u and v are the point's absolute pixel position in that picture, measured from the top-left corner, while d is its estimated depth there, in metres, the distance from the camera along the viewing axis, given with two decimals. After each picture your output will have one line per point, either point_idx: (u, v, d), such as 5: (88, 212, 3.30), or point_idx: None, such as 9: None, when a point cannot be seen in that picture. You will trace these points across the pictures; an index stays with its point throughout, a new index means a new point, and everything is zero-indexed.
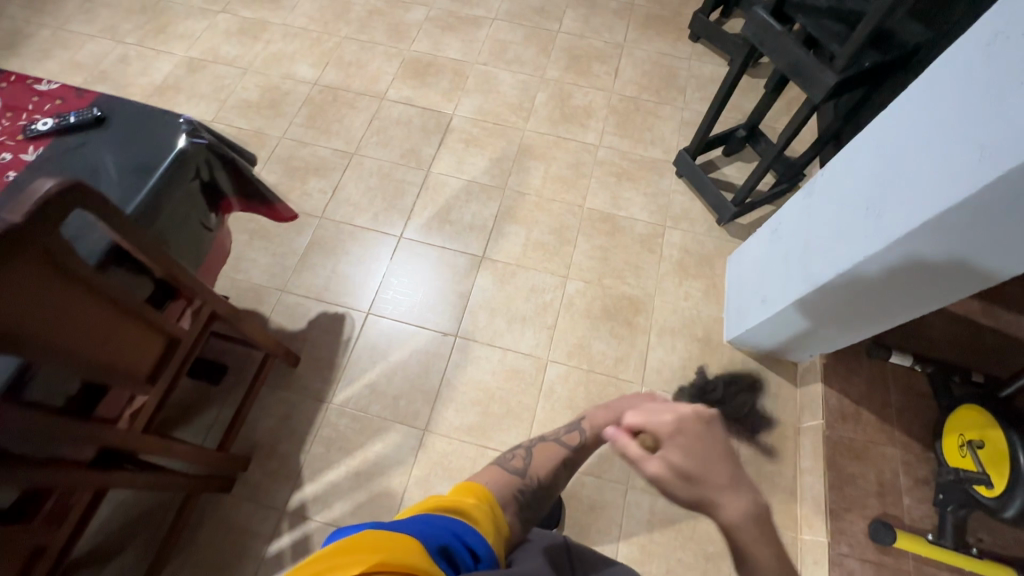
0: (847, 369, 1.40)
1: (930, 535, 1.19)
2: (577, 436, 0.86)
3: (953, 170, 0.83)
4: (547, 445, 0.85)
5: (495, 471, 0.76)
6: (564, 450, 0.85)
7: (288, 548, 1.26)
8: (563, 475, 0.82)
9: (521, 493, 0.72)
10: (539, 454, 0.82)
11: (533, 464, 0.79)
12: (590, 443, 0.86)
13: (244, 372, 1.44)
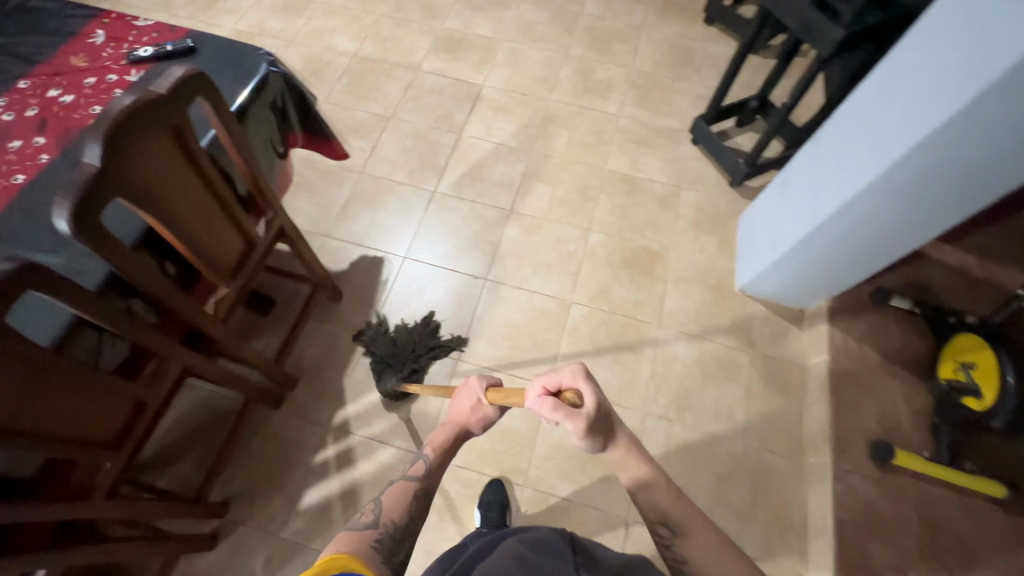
0: (851, 312, 1.51)
1: (925, 454, 1.29)
2: (420, 466, 0.83)
3: (943, 93, 0.95)
4: (391, 490, 0.80)
5: (341, 537, 0.70)
6: (412, 485, 0.81)
7: (332, 458, 1.36)
8: (418, 515, 0.79)
9: (378, 546, 0.70)
10: (387, 499, 0.78)
11: (383, 512, 0.75)
12: (433, 467, 0.82)
13: (292, 305, 1.55)
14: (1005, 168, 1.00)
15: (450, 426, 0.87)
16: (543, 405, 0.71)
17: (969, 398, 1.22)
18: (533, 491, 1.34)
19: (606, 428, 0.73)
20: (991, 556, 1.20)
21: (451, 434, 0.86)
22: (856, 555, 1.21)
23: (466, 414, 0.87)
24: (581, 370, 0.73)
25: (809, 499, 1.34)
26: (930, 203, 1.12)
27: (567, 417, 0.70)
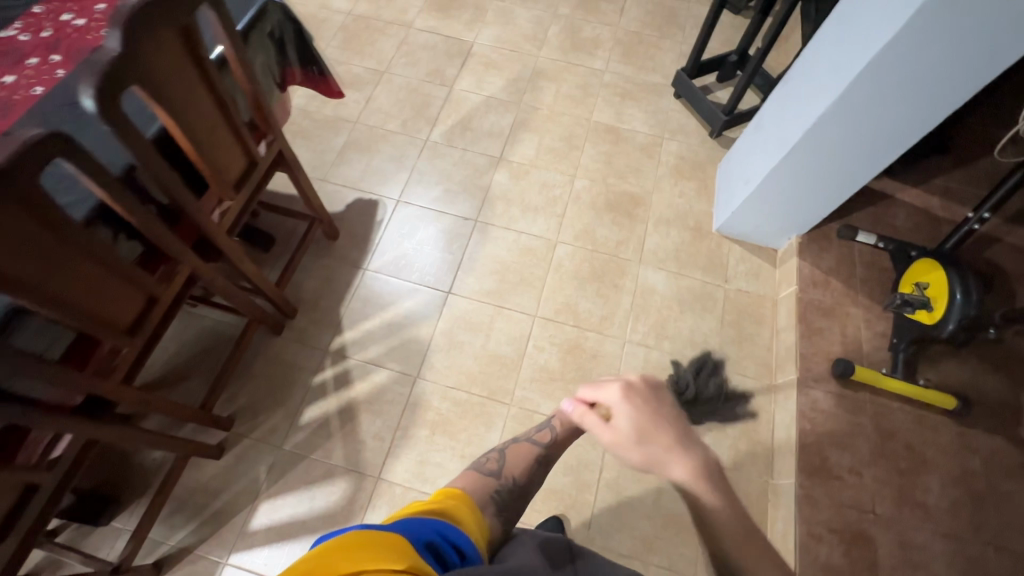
0: (819, 247, 1.60)
1: (882, 370, 1.39)
2: (547, 434, 0.97)
3: (890, 16, 1.03)
4: (517, 447, 0.93)
5: (471, 479, 0.83)
6: (535, 449, 0.94)
7: (330, 379, 1.45)
8: (537, 475, 0.91)
9: (497, 495, 0.81)
10: (513, 453, 0.91)
11: (507, 464, 0.88)
12: (560, 438, 0.97)
13: (291, 242, 1.62)
14: (947, 87, 1.09)
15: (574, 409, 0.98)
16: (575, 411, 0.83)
17: (921, 312, 1.33)
18: (519, 409, 1.43)
19: (641, 448, 0.74)
20: (938, 459, 1.30)
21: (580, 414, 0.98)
22: (815, 459, 1.30)
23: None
24: (620, 393, 0.79)
25: (776, 414, 1.44)
26: (884, 125, 1.21)
27: (594, 425, 0.80)
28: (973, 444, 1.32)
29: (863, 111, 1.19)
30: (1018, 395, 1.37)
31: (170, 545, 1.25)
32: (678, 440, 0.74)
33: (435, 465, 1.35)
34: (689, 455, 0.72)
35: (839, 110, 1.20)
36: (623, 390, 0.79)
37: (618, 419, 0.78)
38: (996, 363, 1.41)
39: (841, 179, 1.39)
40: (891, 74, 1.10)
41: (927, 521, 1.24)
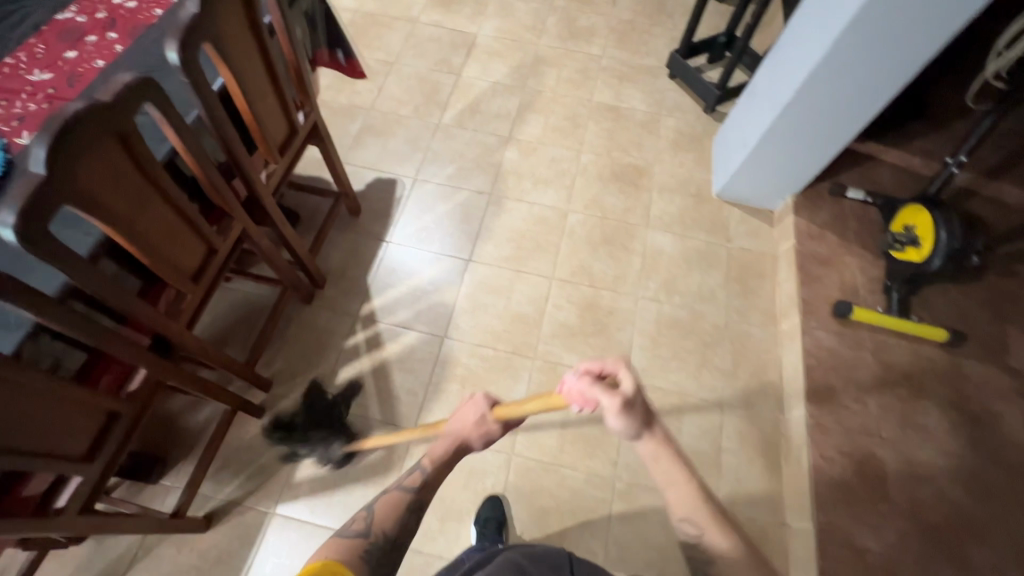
0: (813, 204, 1.71)
1: (878, 309, 1.51)
2: (418, 476, 0.83)
3: None
4: (385, 496, 0.81)
5: (331, 545, 0.71)
6: (406, 496, 0.82)
7: (363, 342, 1.53)
8: (410, 525, 0.80)
9: (365, 556, 0.71)
10: (380, 506, 0.80)
11: (376, 521, 0.77)
12: (432, 478, 0.84)
13: (316, 219, 1.71)
14: (913, 49, 1.22)
15: (451, 437, 0.88)
16: (580, 382, 0.79)
17: (910, 249, 1.44)
18: (543, 362, 1.51)
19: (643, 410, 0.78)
20: (935, 386, 1.41)
21: (452, 444, 0.87)
22: (823, 391, 1.40)
23: (471, 423, 0.88)
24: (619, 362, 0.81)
25: (782, 357, 1.54)
26: (859, 87, 1.34)
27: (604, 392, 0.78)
28: (965, 372, 1.43)
29: (839, 75, 1.32)
30: (1001, 329, 1.50)
31: (219, 499, 1.31)
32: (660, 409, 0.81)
33: None
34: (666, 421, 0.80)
35: (818, 75, 1.33)
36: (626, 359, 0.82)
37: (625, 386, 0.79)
38: (979, 301, 1.54)
39: (824, 141, 1.51)
40: (862, 39, 1.23)
41: (928, 441, 1.34)
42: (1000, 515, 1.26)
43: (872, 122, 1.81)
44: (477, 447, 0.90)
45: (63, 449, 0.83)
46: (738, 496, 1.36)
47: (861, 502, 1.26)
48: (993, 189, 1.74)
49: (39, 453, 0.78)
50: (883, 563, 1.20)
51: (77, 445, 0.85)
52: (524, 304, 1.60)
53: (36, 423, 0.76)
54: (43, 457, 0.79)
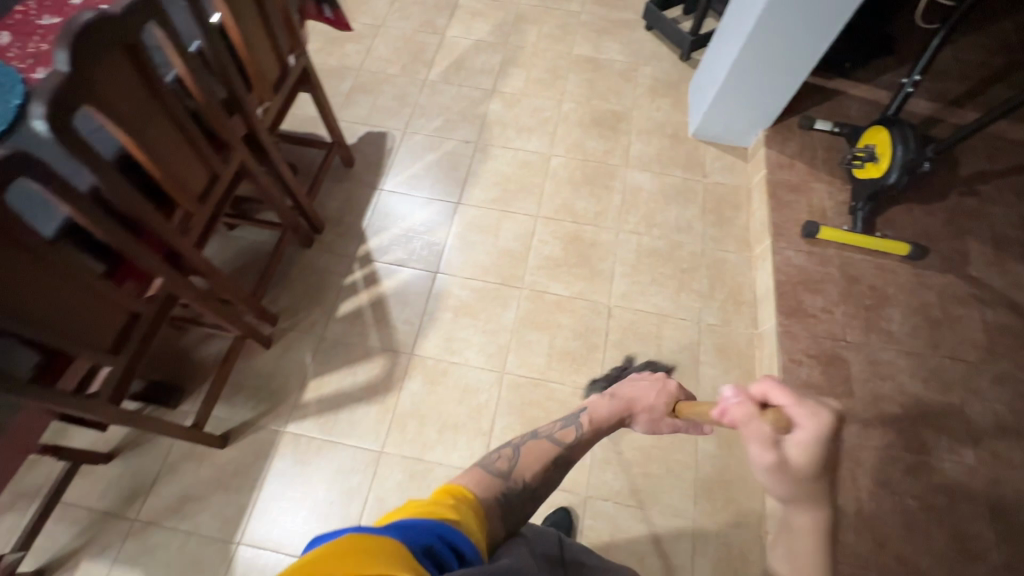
0: (783, 137, 1.79)
1: (844, 228, 1.60)
2: (570, 433, 0.85)
3: None
4: (538, 443, 0.82)
5: (474, 475, 0.71)
6: (556, 448, 0.82)
7: (361, 279, 1.63)
8: (551, 476, 0.80)
9: (503, 497, 0.69)
10: (529, 450, 0.80)
11: (519, 465, 0.75)
12: (584, 438, 0.85)
13: (312, 169, 1.80)
14: None
15: (619, 405, 0.93)
16: (740, 406, 0.65)
17: (870, 166, 1.55)
18: (531, 291, 1.61)
19: (805, 485, 0.61)
20: (898, 295, 1.50)
21: (619, 411, 0.93)
22: (791, 302, 1.49)
23: (642, 400, 0.95)
24: (823, 421, 0.60)
25: (756, 278, 1.63)
26: (814, 13, 1.41)
27: (760, 434, 0.62)
28: (924, 280, 1.52)
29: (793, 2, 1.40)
30: (961, 242, 1.59)
31: (234, 421, 1.41)
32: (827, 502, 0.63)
33: (461, 340, 1.53)
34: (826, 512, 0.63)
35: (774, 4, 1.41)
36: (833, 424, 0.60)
37: (799, 443, 0.60)
38: (941, 218, 1.63)
39: (788, 69, 1.59)
40: None
41: (890, 343, 1.43)
42: (956, 404, 1.35)
43: (838, 58, 1.89)
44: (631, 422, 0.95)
45: (93, 339, 0.93)
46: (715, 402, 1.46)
47: (826, 397, 1.35)
48: (955, 116, 1.82)
49: (73, 337, 0.89)
50: (847, 448, 1.29)
51: (106, 337, 0.95)
52: (512, 238, 1.70)
53: (69, 307, 0.86)
54: (76, 341, 0.89)
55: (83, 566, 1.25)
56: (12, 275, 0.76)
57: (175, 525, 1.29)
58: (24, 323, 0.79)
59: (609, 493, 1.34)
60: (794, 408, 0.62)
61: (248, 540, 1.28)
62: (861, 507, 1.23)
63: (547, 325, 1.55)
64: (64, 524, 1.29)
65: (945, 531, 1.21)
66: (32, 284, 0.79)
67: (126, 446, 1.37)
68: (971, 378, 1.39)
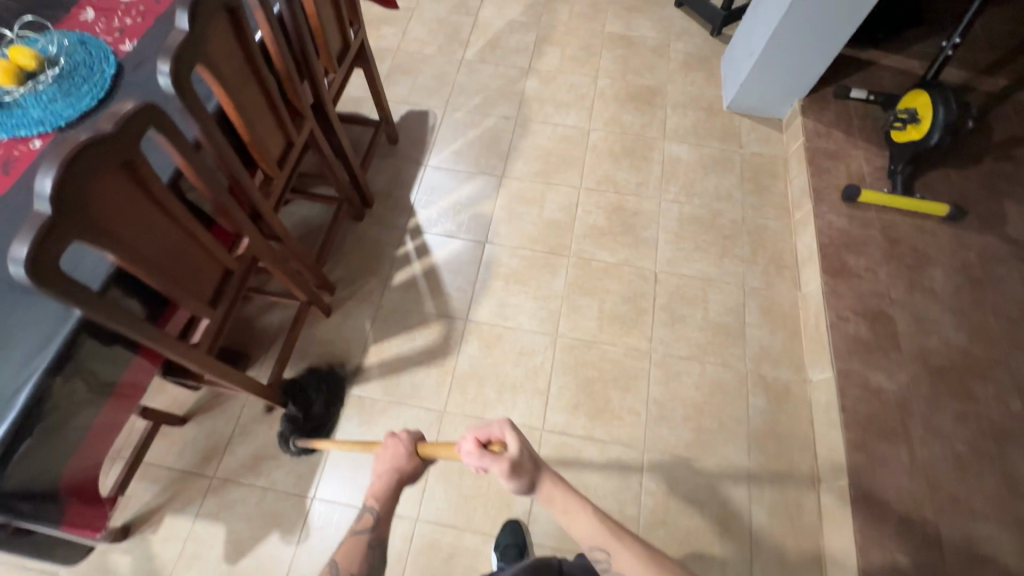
0: (820, 106, 1.83)
1: (884, 191, 1.64)
2: (368, 519, 0.82)
3: None
4: (346, 545, 0.81)
5: None
6: (365, 537, 0.81)
7: (413, 251, 1.68)
8: (376, 563, 0.81)
9: None
10: (338, 562, 0.77)
11: (339, 572, 0.76)
12: (383, 514, 0.82)
13: (359, 147, 1.85)
14: None
15: (387, 475, 0.85)
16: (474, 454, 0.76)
17: (911, 128, 1.58)
18: (578, 259, 1.65)
19: (533, 472, 0.76)
20: (940, 254, 1.54)
21: (389, 478, 0.85)
22: (836, 263, 1.53)
23: (398, 463, 0.86)
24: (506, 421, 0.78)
25: (797, 242, 1.67)
26: None
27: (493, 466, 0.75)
28: (964, 240, 1.56)
29: None
30: (999, 203, 1.63)
31: None
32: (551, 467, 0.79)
33: (513, 306, 1.58)
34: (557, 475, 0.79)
35: None
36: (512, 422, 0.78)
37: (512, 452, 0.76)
38: (978, 181, 1.66)
39: (825, 40, 1.63)
40: None
41: (934, 299, 1.47)
42: (1003, 355, 1.39)
43: (871, 29, 1.92)
44: (414, 480, 0.88)
45: (196, 290, 0.99)
46: (764, 359, 1.50)
47: (876, 351, 1.40)
48: (988, 83, 1.85)
49: (182, 286, 0.94)
50: (897, 398, 1.34)
51: (205, 289, 1.01)
52: (557, 209, 1.74)
53: (177, 257, 0.92)
54: (184, 290, 0.95)
55: (167, 520, 1.31)
56: (140, 222, 0.82)
57: (252, 482, 1.35)
58: (147, 269, 0.85)
59: (665, 446, 1.39)
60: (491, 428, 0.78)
61: (322, 496, 1.34)
62: (913, 452, 1.28)
63: (594, 291, 1.60)
64: (146, 482, 1.35)
65: (996, 473, 1.25)
66: (153, 231, 0.85)
67: (199, 409, 1.43)
68: (1017, 330, 1.42)
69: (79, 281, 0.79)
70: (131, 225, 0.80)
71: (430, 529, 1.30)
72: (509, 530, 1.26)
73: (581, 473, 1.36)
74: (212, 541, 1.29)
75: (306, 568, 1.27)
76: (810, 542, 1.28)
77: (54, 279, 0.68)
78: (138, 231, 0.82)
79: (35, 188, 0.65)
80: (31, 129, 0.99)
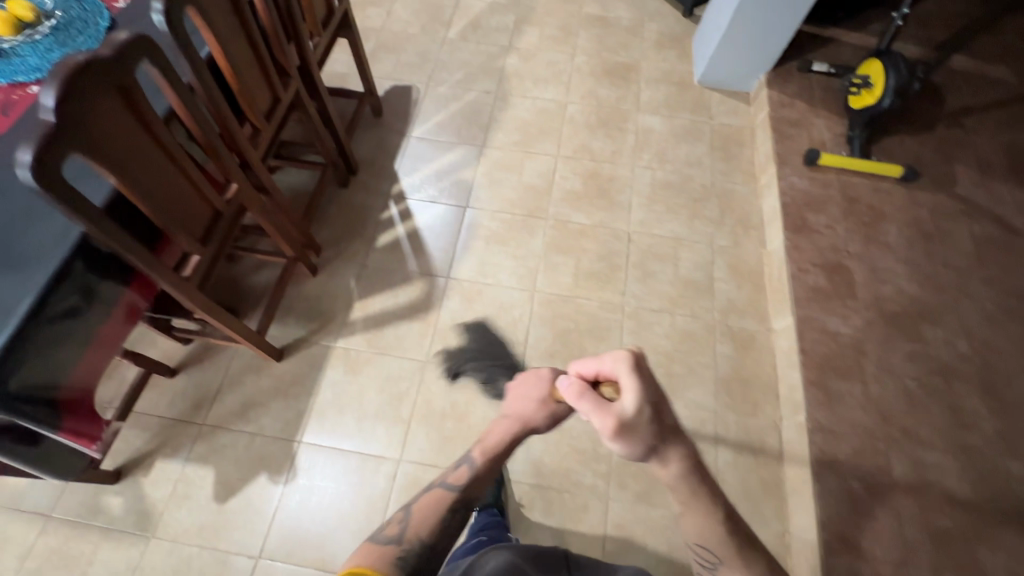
0: (784, 79, 1.92)
1: (843, 155, 1.73)
2: (465, 473, 0.81)
3: None
4: (430, 494, 0.80)
5: (365, 549, 0.70)
6: (450, 494, 0.79)
7: (396, 215, 1.74)
8: (450, 525, 0.78)
9: (402, 563, 0.69)
10: (418, 508, 0.78)
11: (411, 526, 0.75)
12: (479, 475, 0.81)
13: (344, 119, 1.91)
14: None
15: (508, 422, 0.83)
16: (573, 387, 0.74)
17: (865, 93, 1.68)
18: (555, 221, 1.73)
19: (650, 429, 0.70)
20: (894, 212, 1.63)
21: (509, 429, 0.83)
22: (797, 220, 1.62)
23: (530, 408, 0.83)
24: (625, 365, 0.72)
25: (763, 204, 1.76)
26: None
27: (592, 405, 0.72)
28: (917, 199, 1.66)
29: None
30: (950, 166, 1.73)
31: (288, 339, 1.53)
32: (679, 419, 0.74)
33: (493, 265, 1.65)
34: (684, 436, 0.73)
35: None
36: (634, 363, 0.72)
37: (625, 400, 0.71)
38: (931, 145, 1.76)
39: (785, 14, 1.72)
40: None
41: (888, 252, 1.56)
42: (950, 301, 1.48)
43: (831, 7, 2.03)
44: (538, 433, 0.84)
45: (188, 226, 1.05)
46: (730, 311, 1.58)
47: (833, 298, 1.49)
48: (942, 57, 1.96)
49: (176, 220, 1.01)
50: (852, 341, 1.42)
51: (196, 227, 1.07)
52: (536, 175, 1.82)
53: (172, 192, 0.98)
54: (177, 224, 1.01)
55: (158, 465, 1.36)
56: (139, 151, 0.89)
57: (240, 428, 1.40)
58: (144, 197, 0.91)
59: None
60: (602, 365, 0.75)
61: (308, 440, 1.39)
62: (866, 388, 1.36)
63: (571, 250, 1.68)
64: (137, 430, 1.40)
65: (943, 406, 1.34)
66: (151, 161, 0.92)
67: (189, 362, 1.48)
68: (963, 279, 1.52)
69: (83, 195, 0.86)
70: (130, 152, 0.87)
71: (413, 468, 1.36)
72: (491, 465, 1.33)
73: None
74: (202, 483, 1.34)
75: (293, 507, 1.32)
76: (771, 475, 1.36)
77: (58, 187, 0.74)
78: (137, 160, 0.89)
79: (42, 101, 0.71)
80: (29, 76, 1.04)
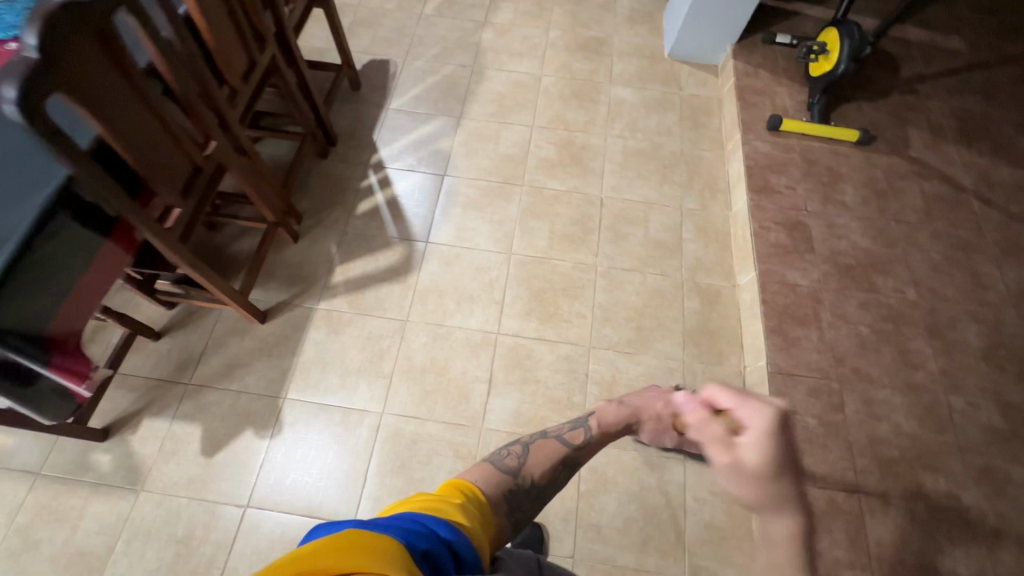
0: (749, 50, 1.99)
1: (803, 120, 1.82)
2: (580, 434, 0.88)
3: None
4: (547, 442, 0.86)
5: (484, 470, 0.78)
6: (563, 448, 0.86)
7: (376, 183, 1.78)
8: (558, 476, 0.84)
9: (508, 493, 0.75)
10: (537, 450, 0.84)
11: (527, 463, 0.81)
12: (592, 442, 0.87)
13: (322, 92, 1.94)
14: None
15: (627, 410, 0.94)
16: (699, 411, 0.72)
17: (823, 60, 1.76)
18: (531, 187, 1.79)
19: (762, 485, 0.62)
20: (850, 172, 1.72)
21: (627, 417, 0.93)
22: (760, 181, 1.70)
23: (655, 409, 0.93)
24: (768, 420, 0.65)
25: (729, 169, 1.84)
26: None
27: (716, 435, 0.67)
28: (871, 161, 1.75)
29: None
30: (903, 130, 1.82)
31: (271, 302, 1.56)
32: (800, 491, 0.62)
33: (471, 230, 1.70)
34: (800, 510, 0.61)
35: None
36: (777, 418, 0.65)
37: (749, 443, 0.64)
38: (886, 111, 1.85)
39: None
40: None
41: (844, 210, 1.65)
42: (901, 254, 1.57)
43: None
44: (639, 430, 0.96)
45: (171, 179, 1.09)
46: (698, 269, 1.66)
47: (792, 253, 1.57)
48: (897, 29, 2.05)
49: (158, 172, 1.05)
50: (810, 292, 1.51)
51: (178, 181, 1.12)
52: (512, 144, 1.88)
53: (155, 143, 1.03)
54: (160, 176, 1.06)
55: (146, 423, 1.40)
56: (121, 99, 0.93)
57: (226, 386, 1.45)
58: (127, 145, 0.95)
59: (609, 344, 1.54)
60: (740, 406, 0.68)
61: (294, 396, 1.44)
62: (822, 334, 1.45)
63: (546, 214, 1.74)
64: (123, 391, 1.43)
65: (892, 349, 1.43)
66: (133, 110, 0.96)
67: (174, 325, 1.51)
68: (913, 233, 1.61)
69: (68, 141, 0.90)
70: (113, 101, 0.91)
71: (396, 421, 1.42)
72: None
73: (534, 369, 1.49)
74: (190, 438, 1.38)
75: (280, 459, 1.37)
76: None
77: (42, 123, 0.78)
78: (120, 108, 0.93)
79: (25, 40, 0.74)
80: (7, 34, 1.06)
